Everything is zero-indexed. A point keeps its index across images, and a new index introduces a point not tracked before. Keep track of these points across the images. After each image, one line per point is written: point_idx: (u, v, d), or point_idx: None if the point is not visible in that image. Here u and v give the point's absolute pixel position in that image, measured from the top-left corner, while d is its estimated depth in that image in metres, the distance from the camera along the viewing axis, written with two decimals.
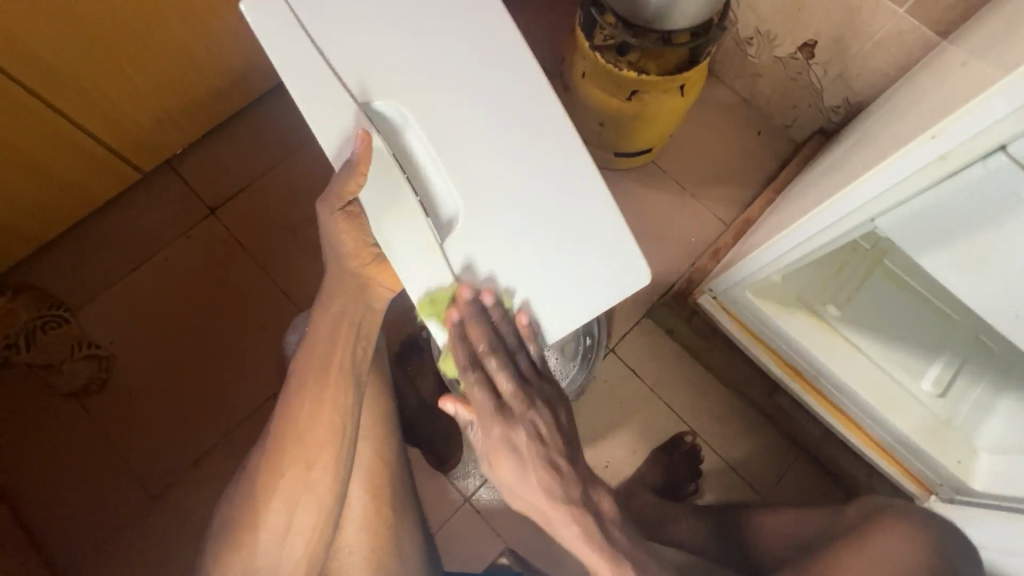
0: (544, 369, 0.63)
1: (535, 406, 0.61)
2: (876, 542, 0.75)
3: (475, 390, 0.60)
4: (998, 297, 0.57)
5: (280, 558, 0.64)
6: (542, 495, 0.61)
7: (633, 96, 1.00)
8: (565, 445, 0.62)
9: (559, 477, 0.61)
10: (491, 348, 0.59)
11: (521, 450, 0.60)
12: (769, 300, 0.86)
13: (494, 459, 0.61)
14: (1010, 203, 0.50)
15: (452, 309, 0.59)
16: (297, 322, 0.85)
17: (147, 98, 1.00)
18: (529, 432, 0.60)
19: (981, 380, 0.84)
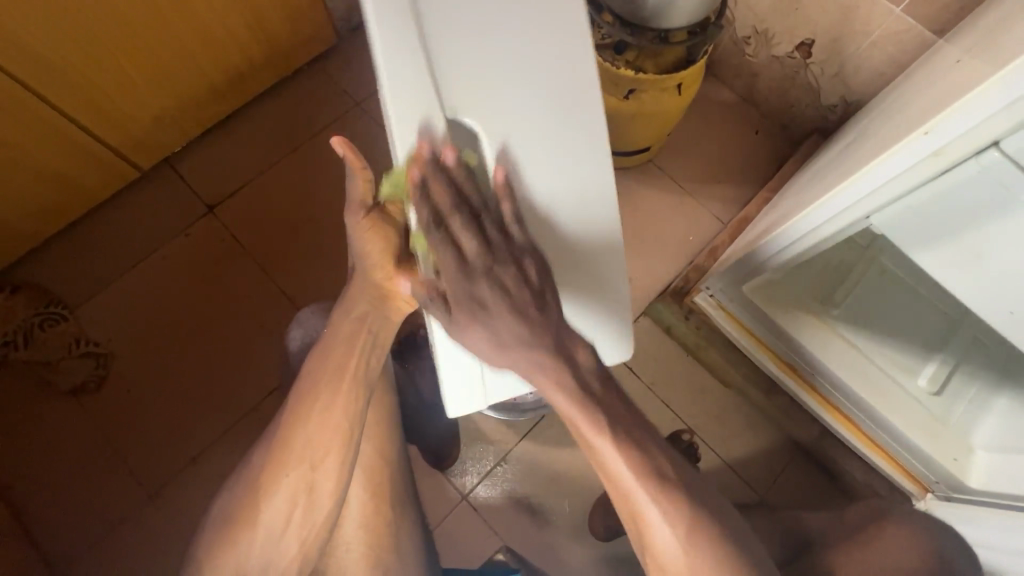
0: (518, 233, 0.54)
1: (502, 264, 0.52)
2: (873, 539, 0.75)
3: (432, 229, 0.50)
4: (992, 293, 0.57)
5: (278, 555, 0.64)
6: (517, 339, 0.51)
7: (630, 94, 1.00)
8: (538, 304, 0.52)
9: (535, 330, 0.51)
10: (454, 191, 0.50)
11: (488, 304, 0.51)
12: (766, 299, 0.87)
13: (460, 323, 0.51)
14: (1004, 198, 0.50)
15: (414, 166, 0.50)
16: (304, 317, 0.84)
17: (145, 96, 1.00)
18: (496, 292, 0.51)
19: (978, 378, 0.84)
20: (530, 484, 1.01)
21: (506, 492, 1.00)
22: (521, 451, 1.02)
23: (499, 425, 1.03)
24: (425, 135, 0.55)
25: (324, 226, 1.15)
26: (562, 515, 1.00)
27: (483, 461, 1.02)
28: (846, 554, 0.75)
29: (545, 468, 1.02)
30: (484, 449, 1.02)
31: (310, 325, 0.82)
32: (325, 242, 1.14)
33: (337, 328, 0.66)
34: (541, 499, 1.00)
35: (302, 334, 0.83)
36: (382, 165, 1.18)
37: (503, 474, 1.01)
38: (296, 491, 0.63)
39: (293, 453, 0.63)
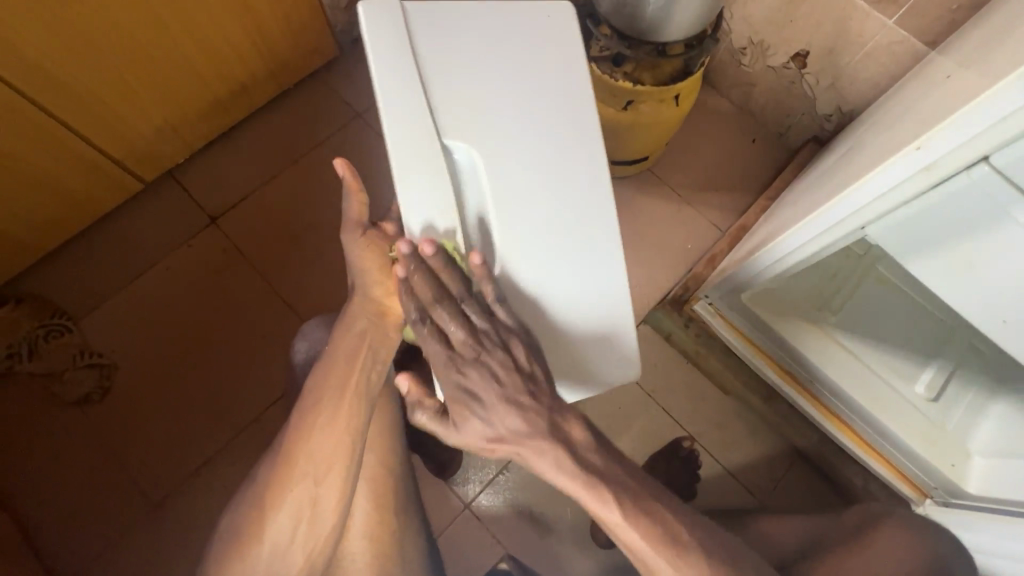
0: (501, 313, 0.56)
1: (488, 350, 0.55)
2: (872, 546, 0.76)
3: (425, 338, 0.55)
4: (987, 302, 0.58)
5: (284, 567, 0.64)
6: (515, 432, 0.54)
7: (628, 106, 1.02)
8: (528, 384, 0.55)
9: (524, 414, 0.54)
10: (437, 291, 0.54)
11: (483, 399, 0.54)
12: (763, 306, 0.89)
13: (461, 424, 0.56)
14: (995, 211, 0.51)
15: (396, 265, 0.55)
16: (308, 328, 0.85)
17: (148, 109, 1.02)
18: (488, 386, 0.54)
19: (974, 385, 0.85)
20: (532, 492, 1.01)
21: (508, 500, 1.01)
22: (523, 460, 1.03)
23: None
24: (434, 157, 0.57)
25: (326, 236, 1.16)
26: (564, 522, 1.01)
27: (485, 470, 1.02)
28: (845, 561, 0.76)
29: (546, 476, 1.02)
30: (485, 458, 1.03)
31: (314, 336, 0.83)
32: (327, 253, 1.15)
33: (343, 340, 0.67)
34: (543, 507, 1.01)
35: (306, 345, 0.83)
36: (384, 176, 1.20)
37: (505, 482, 1.02)
38: (302, 503, 0.64)
39: (299, 464, 0.64)
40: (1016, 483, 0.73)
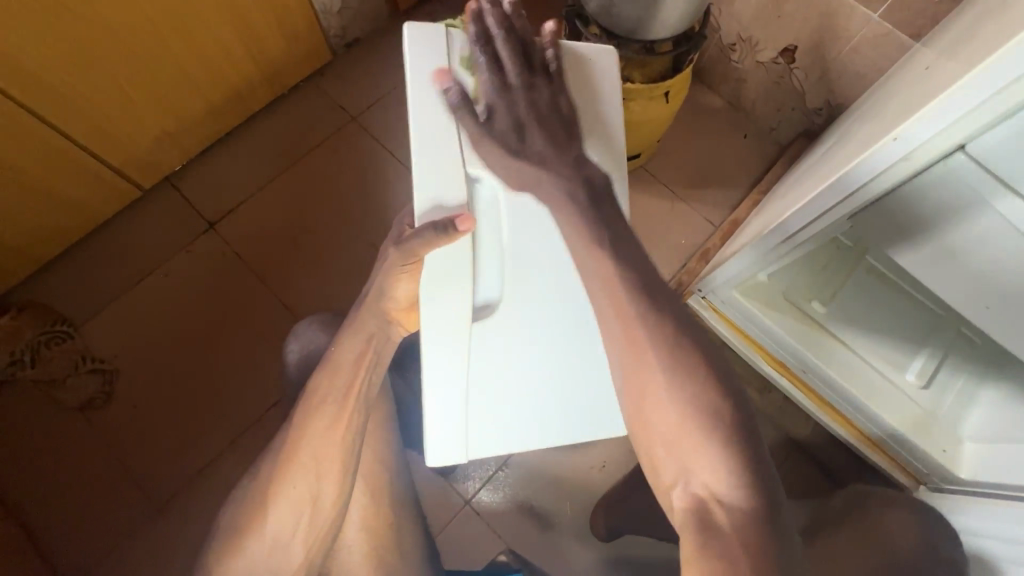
0: (556, 72, 0.59)
1: (539, 82, 0.58)
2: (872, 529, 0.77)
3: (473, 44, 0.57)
4: (970, 288, 0.59)
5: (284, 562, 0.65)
6: (544, 152, 0.57)
7: (619, 103, 1.03)
8: (565, 126, 0.58)
9: (559, 155, 0.58)
10: (503, 20, 0.57)
11: (524, 119, 0.56)
12: (754, 298, 0.89)
13: (495, 128, 0.57)
14: (975, 196, 0.53)
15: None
16: (299, 329, 0.86)
17: (144, 116, 1.03)
18: (529, 112, 0.57)
19: (964, 371, 0.86)
20: (532, 488, 1.03)
21: (509, 496, 1.02)
22: (522, 456, 1.04)
23: None
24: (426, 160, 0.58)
25: (323, 238, 1.18)
26: (564, 516, 1.02)
27: (485, 466, 1.03)
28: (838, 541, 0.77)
29: (546, 470, 1.04)
30: (485, 454, 1.04)
31: (313, 336, 0.84)
32: (324, 255, 1.17)
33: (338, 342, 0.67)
34: (543, 502, 1.02)
35: (306, 344, 0.84)
36: (380, 178, 1.21)
37: (505, 478, 1.03)
38: (302, 499, 0.65)
39: (298, 463, 0.64)
40: (1004, 467, 0.75)
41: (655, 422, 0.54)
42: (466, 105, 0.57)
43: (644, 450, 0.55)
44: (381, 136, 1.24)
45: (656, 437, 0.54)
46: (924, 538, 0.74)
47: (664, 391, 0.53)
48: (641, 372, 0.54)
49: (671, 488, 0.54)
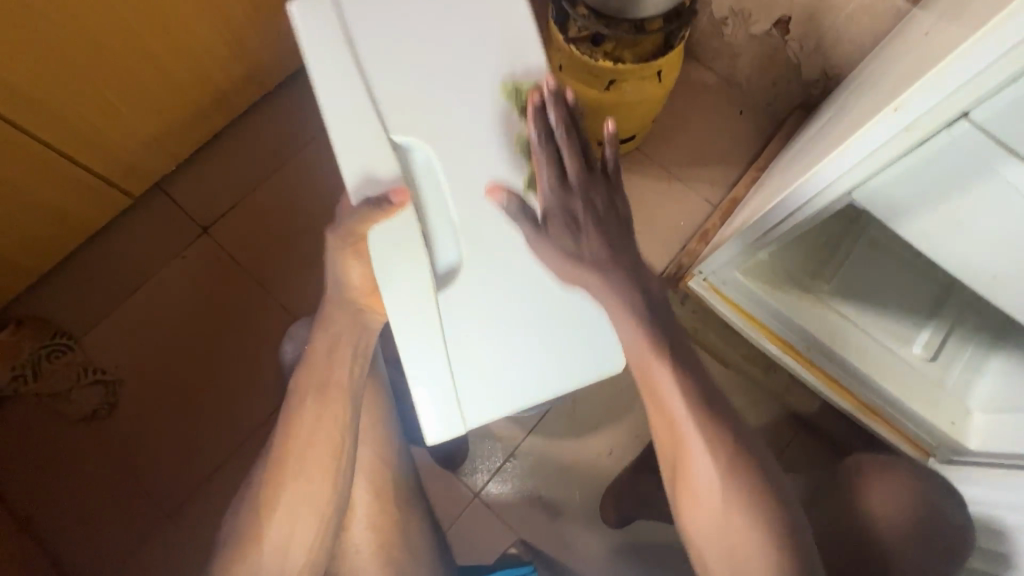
0: (612, 168, 0.65)
1: (593, 185, 0.63)
2: (867, 498, 0.75)
3: (538, 146, 0.62)
4: (978, 261, 0.58)
5: (293, 563, 0.65)
6: (597, 256, 0.63)
7: (611, 85, 1.01)
8: (618, 220, 0.64)
9: (613, 260, 0.63)
10: (564, 122, 0.61)
11: (579, 221, 0.62)
12: (756, 277, 0.88)
13: (550, 233, 0.63)
14: (981, 168, 0.51)
15: (533, 94, 0.61)
16: (296, 329, 0.86)
17: (130, 122, 1.01)
18: (582, 215, 0.63)
19: (974, 341, 0.85)
20: (540, 478, 1.03)
21: (518, 487, 1.02)
22: (529, 446, 1.04)
23: (506, 422, 1.04)
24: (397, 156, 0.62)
25: (318, 237, 1.16)
26: (574, 504, 1.02)
27: (492, 458, 1.03)
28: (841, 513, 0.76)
29: (553, 458, 1.04)
30: (492, 447, 1.04)
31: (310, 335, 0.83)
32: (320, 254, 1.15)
33: (320, 340, 0.68)
34: (552, 490, 1.02)
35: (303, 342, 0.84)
36: None
37: (513, 469, 1.03)
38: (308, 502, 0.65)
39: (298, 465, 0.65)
40: (1015, 436, 0.74)
41: (698, 490, 0.62)
42: (524, 209, 0.63)
43: (687, 513, 0.63)
44: None
45: (698, 501, 0.62)
46: (928, 508, 0.74)
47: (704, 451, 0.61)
48: (680, 438, 0.62)
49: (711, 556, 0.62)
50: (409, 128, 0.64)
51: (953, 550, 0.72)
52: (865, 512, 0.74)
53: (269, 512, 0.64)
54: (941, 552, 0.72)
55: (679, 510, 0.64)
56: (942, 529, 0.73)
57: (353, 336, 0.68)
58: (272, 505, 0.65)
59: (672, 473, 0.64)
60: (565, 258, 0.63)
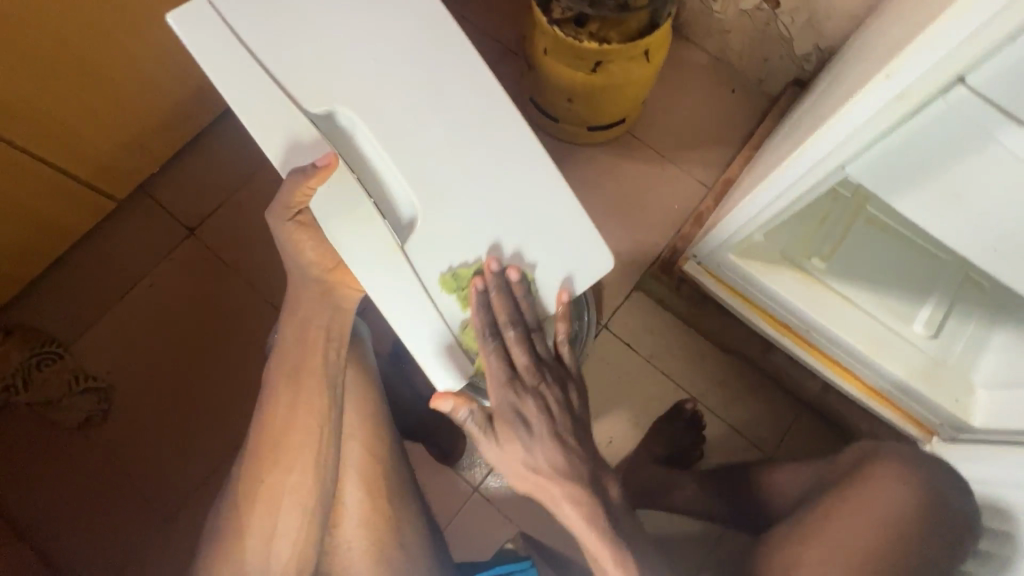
0: (564, 355, 0.67)
1: (546, 383, 0.64)
2: (870, 486, 0.72)
3: (489, 354, 0.63)
4: (979, 232, 0.55)
5: (281, 560, 0.65)
6: (556, 466, 0.62)
7: (597, 67, 0.98)
8: (576, 424, 0.65)
9: (568, 455, 0.63)
10: (509, 299, 0.63)
11: (530, 415, 0.62)
12: (751, 260, 0.85)
13: (498, 433, 0.63)
14: (979, 136, 0.48)
15: (477, 279, 0.63)
16: None
17: (108, 124, 0.99)
18: (533, 409, 0.63)
19: (973, 317, 0.84)
20: None
21: (517, 480, 1.01)
22: None
23: None
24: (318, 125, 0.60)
25: None
26: None
27: None
28: (843, 502, 0.73)
29: None
30: None
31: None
32: None
33: (300, 332, 0.68)
34: None
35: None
36: None
37: None
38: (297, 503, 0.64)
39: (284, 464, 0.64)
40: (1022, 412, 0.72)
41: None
42: (477, 416, 0.63)
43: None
44: None
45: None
46: (935, 495, 0.70)
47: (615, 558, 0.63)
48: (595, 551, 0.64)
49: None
50: (385, 115, 0.62)
51: (959, 540, 0.68)
52: (866, 499, 0.71)
53: (258, 509, 0.64)
54: (946, 542, 0.68)
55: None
56: (950, 518, 0.69)
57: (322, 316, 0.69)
58: (263, 503, 0.65)
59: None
60: (509, 414, 0.62)
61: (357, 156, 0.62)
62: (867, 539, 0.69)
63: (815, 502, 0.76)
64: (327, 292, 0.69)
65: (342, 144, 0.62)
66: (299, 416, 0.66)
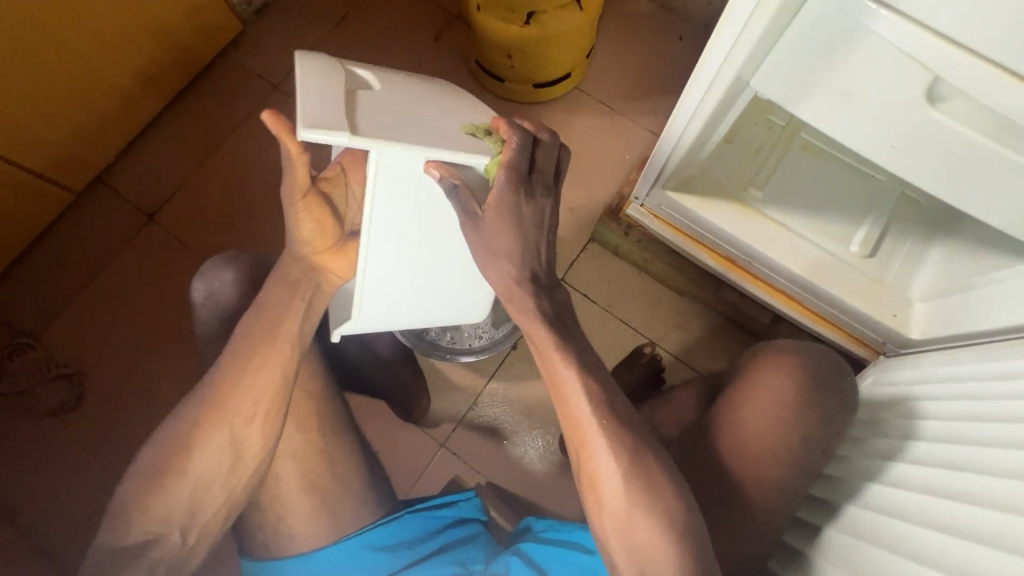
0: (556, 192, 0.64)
1: (543, 201, 0.61)
2: (759, 383, 0.69)
3: (517, 149, 0.58)
4: (874, 129, 0.56)
5: (213, 500, 0.60)
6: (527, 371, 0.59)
7: (531, 18, 0.99)
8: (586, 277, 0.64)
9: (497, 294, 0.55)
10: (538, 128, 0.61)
11: (526, 220, 0.59)
12: (685, 192, 0.86)
13: (486, 223, 0.58)
14: (853, 26, 0.49)
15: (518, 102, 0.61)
16: (205, 269, 0.75)
17: (56, 114, 1.01)
18: (536, 222, 0.60)
19: (909, 235, 0.84)
20: (504, 418, 1.04)
21: (481, 431, 1.04)
22: (491, 391, 1.06)
23: (465, 371, 1.06)
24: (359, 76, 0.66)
25: (261, 212, 1.18)
26: (536, 443, 1.03)
27: (455, 408, 1.05)
28: (737, 399, 0.69)
29: (518, 397, 1.05)
30: (454, 397, 1.05)
31: (223, 278, 0.74)
32: (268, 228, 1.17)
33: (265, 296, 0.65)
34: (514, 428, 1.04)
35: (213, 287, 0.74)
36: None
37: (477, 415, 1.04)
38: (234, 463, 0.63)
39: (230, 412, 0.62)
40: (956, 318, 0.73)
41: (599, 474, 0.58)
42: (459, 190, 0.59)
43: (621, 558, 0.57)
44: None
45: (601, 499, 0.58)
46: (819, 385, 0.67)
47: (581, 394, 0.59)
48: (561, 388, 0.60)
49: (618, 548, 0.57)
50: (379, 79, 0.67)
51: (829, 420, 0.66)
52: (748, 391, 0.69)
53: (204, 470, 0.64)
54: (823, 429, 0.66)
55: (588, 503, 0.60)
56: (824, 402, 0.66)
57: (303, 292, 0.66)
58: (187, 444, 0.59)
59: (577, 456, 0.60)
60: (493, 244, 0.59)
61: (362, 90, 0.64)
62: (762, 438, 0.66)
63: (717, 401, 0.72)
64: (313, 270, 0.67)
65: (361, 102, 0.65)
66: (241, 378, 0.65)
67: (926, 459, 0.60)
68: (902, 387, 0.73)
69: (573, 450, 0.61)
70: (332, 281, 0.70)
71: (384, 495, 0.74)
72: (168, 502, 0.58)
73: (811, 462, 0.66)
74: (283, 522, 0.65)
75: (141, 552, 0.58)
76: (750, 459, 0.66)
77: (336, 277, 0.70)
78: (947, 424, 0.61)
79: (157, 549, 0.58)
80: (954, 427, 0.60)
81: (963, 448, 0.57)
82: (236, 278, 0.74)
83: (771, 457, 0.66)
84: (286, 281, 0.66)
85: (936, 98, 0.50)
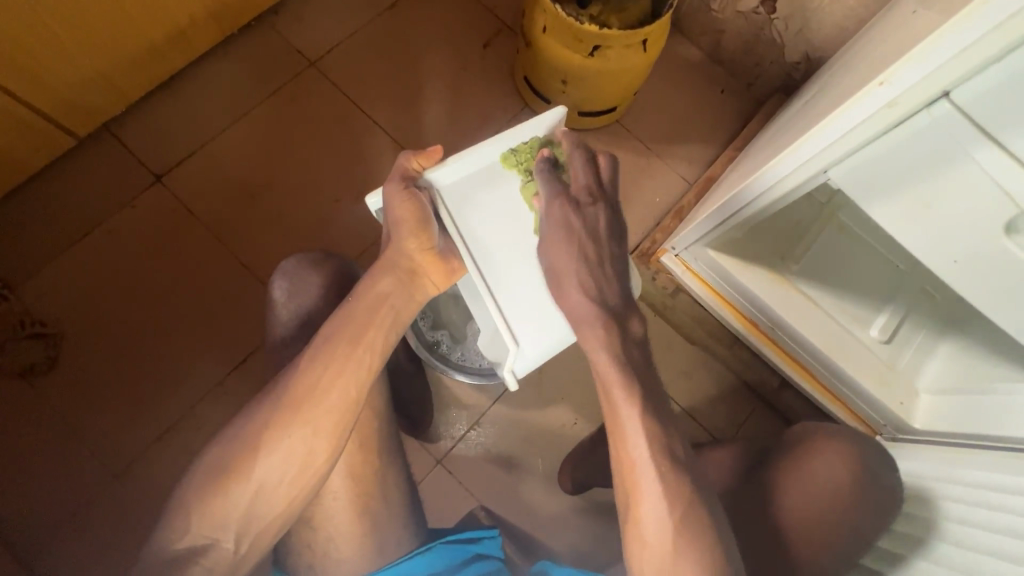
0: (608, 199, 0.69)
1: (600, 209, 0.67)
2: (810, 464, 0.74)
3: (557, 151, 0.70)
4: (940, 243, 0.58)
5: (270, 509, 0.60)
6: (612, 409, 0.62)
7: (595, 51, 0.97)
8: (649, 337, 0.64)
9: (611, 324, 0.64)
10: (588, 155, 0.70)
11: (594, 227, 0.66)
12: (727, 254, 0.88)
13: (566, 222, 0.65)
14: (956, 151, 0.51)
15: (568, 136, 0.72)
16: (286, 266, 0.81)
17: (78, 56, 0.93)
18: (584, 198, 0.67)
19: (921, 328, 0.89)
20: (508, 441, 1.04)
21: (483, 451, 1.03)
22: (496, 414, 1.05)
23: (471, 389, 1.05)
24: (475, 175, 0.74)
25: (283, 193, 1.12)
26: (535, 471, 1.03)
27: (456, 426, 1.03)
28: (785, 478, 0.75)
29: (521, 423, 1.04)
30: (457, 414, 1.04)
31: (309, 281, 0.80)
32: (287, 210, 1.12)
33: (359, 316, 0.66)
34: (516, 452, 1.03)
35: (299, 286, 0.80)
36: (343, 130, 1.16)
37: (478, 436, 1.03)
38: (252, 484, 0.59)
39: (289, 417, 0.60)
40: (957, 415, 0.78)
41: (644, 518, 0.59)
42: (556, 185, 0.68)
43: None
44: (346, 86, 1.18)
45: (644, 546, 0.58)
46: (867, 470, 0.73)
47: (639, 435, 0.60)
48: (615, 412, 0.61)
49: None
50: (483, 173, 0.74)
51: (879, 513, 0.72)
52: (796, 468, 0.75)
53: (228, 487, 0.59)
54: (869, 514, 0.72)
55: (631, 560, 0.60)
56: (871, 488, 0.72)
57: (394, 299, 0.69)
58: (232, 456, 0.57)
59: (624, 498, 0.61)
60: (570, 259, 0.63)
61: (468, 183, 0.74)
62: (805, 517, 0.72)
63: (764, 477, 0.77)
64: (412, 276, 0.70)
65: (469, 187, 0.74)
66: (302, 393, 0.61)
67: (956, 563, 0.67)
68: (916, 481, 0.78)
69: (619, 491, 0.62)
70: (428, 288, 0.72)
71: (415, 521, 0.73)
72: (228, 510, 0.59)
73: (855, 544, 0.72)
74: (331, 544, 0.68)
75: (193, 558, 0.59)
76: (801, 538, 0.72)
77: (432, 284, 0.72)
78: (966, 526, 0.67)
79: (214, 552, 0.60)
80: (972, 531, 0.66)
81: (985, 559, 0.63)
82: (323, 279, 0.81)
83: (821, 538, 0.72)
84: (374, 293, 0.68)
85: (1012, 229, 0.54)
